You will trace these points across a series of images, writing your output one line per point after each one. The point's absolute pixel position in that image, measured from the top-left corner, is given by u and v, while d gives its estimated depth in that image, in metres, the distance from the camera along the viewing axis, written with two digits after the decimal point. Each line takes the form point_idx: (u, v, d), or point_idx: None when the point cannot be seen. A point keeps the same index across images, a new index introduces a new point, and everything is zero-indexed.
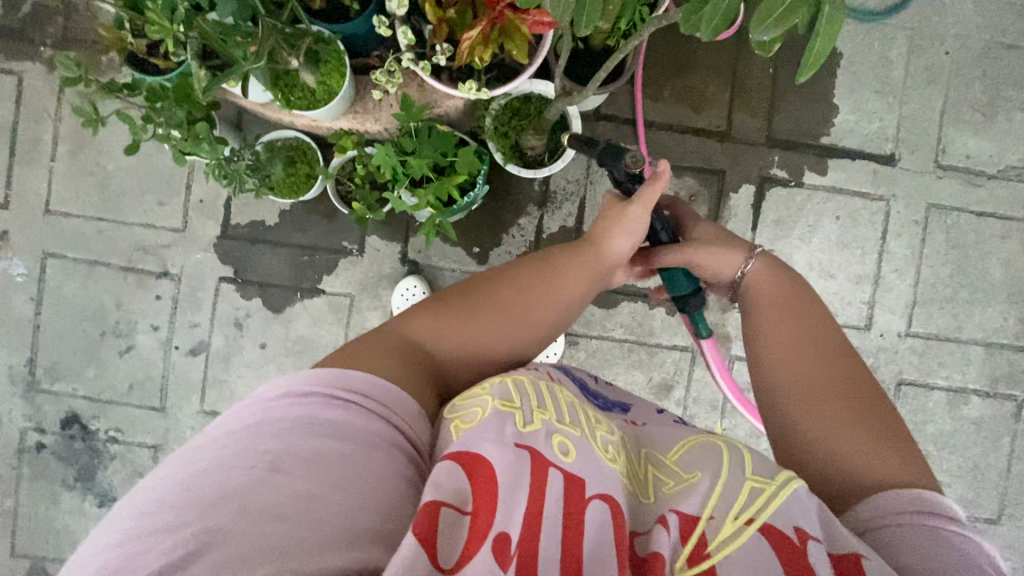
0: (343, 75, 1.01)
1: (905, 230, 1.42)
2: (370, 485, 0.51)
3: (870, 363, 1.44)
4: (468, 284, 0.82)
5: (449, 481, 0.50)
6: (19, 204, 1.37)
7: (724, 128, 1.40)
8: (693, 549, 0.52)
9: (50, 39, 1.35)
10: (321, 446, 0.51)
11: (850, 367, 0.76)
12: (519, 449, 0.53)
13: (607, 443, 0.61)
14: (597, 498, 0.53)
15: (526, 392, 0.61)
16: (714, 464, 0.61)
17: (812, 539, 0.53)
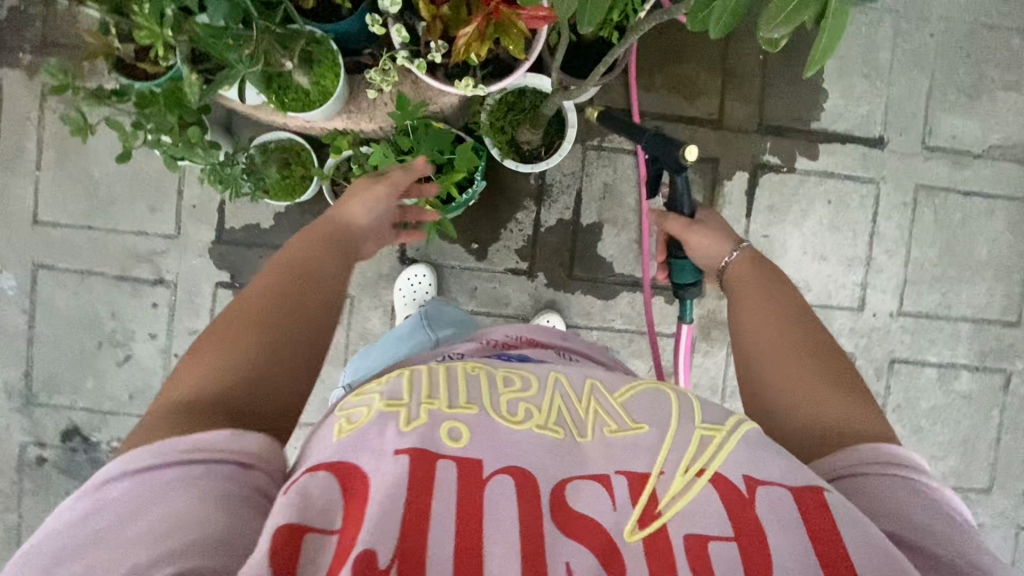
0: (336, 75, 1.01)
1: (895, 212, 1.45)
2: (204, 492, 0.48)
3: (864, 343, 1.47)
4: (227, 321, 0.67)
5: (321, 495, 0.48)
6: (6, 215, 1.34)
7: (716, 117, 1.41)
8: (646, 508, 0.50)
9: (29, 44, 1.32)
10: (126, 487, 0.48)
11: (806, 331, 0.77)
12: (400, 454, 0.49)
13: (517, 406, 0.56)
14: (501, 479, 0.50)
15: (420, 380, 0.57)
16: (663, 414, 0.57)
17: (763, 488, 0.52)
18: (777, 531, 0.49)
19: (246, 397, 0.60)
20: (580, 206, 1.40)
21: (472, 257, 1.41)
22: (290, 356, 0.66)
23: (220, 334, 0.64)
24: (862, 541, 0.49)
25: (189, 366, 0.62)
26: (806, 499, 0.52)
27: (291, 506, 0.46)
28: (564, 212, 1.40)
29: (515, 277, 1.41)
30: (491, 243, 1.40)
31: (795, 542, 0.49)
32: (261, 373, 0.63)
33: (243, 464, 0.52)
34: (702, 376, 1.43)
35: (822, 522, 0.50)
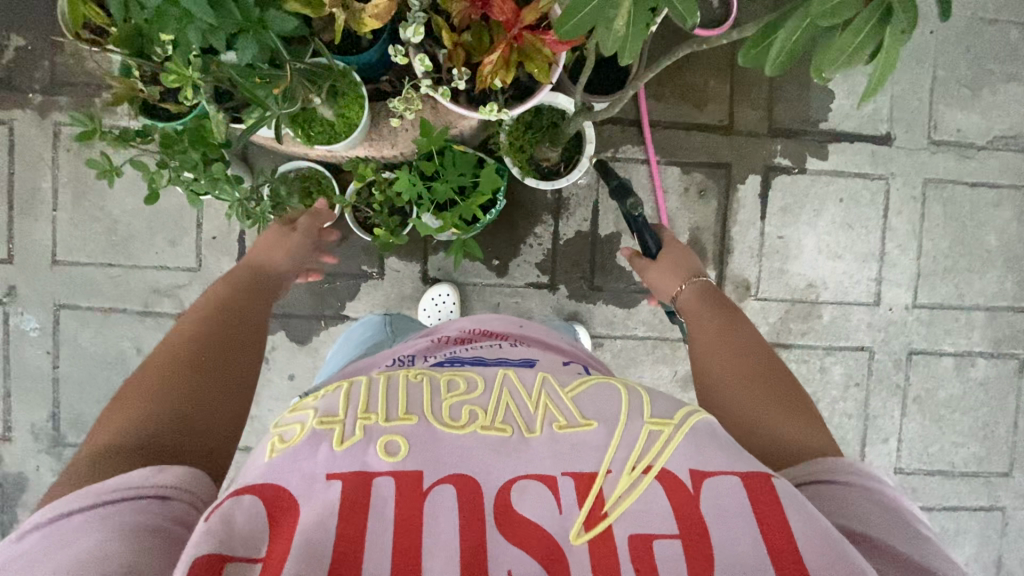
0: (361, 104, 1.02)
1: (905, 206, 1.47)
2: (106, 534, 0.48)
3: (882, 336, 1.49)
4: (156, 370, 0.69)
5: (247, 522, 0.49)
6: (24, 257, 1.34)
7: (727, 122, 1.43)
8: (591, 510, 0.51)
9: (38, 84, 1.31)
10: (37, 539, 0.48)
11: (759, 354, 0.81)
12: (332, 480, 0.51)
13: (461, 411, 0.58)
14: (442, 489, 0.52)
15: (358, 395, 0.59)
16: (612, 409, 0.58)
17: (706, 480, 0.53)
18: (721, 525, 0.50)
19: (175, 434, 0.62)
20: (598, 217, 1.41)
21: (493, 274, 1.42)
22: (220, 389, 0.69)
23: (148, 379, 0.67)
24: (807, 528, 0.51)
25: (115, 412, 0.63)
26: (752, 485, 0.53)
27: (212, 538, 0.47)
28: (581, 224, 1.41)
29: (536, 290, 1.42)
30: (511, 259, 1.41)
31: (735, 532, 0.50)
32: (192, 408, 0.65)
33: (161, 497, 0.53)
34: None
35: (766, 510, 0.51)
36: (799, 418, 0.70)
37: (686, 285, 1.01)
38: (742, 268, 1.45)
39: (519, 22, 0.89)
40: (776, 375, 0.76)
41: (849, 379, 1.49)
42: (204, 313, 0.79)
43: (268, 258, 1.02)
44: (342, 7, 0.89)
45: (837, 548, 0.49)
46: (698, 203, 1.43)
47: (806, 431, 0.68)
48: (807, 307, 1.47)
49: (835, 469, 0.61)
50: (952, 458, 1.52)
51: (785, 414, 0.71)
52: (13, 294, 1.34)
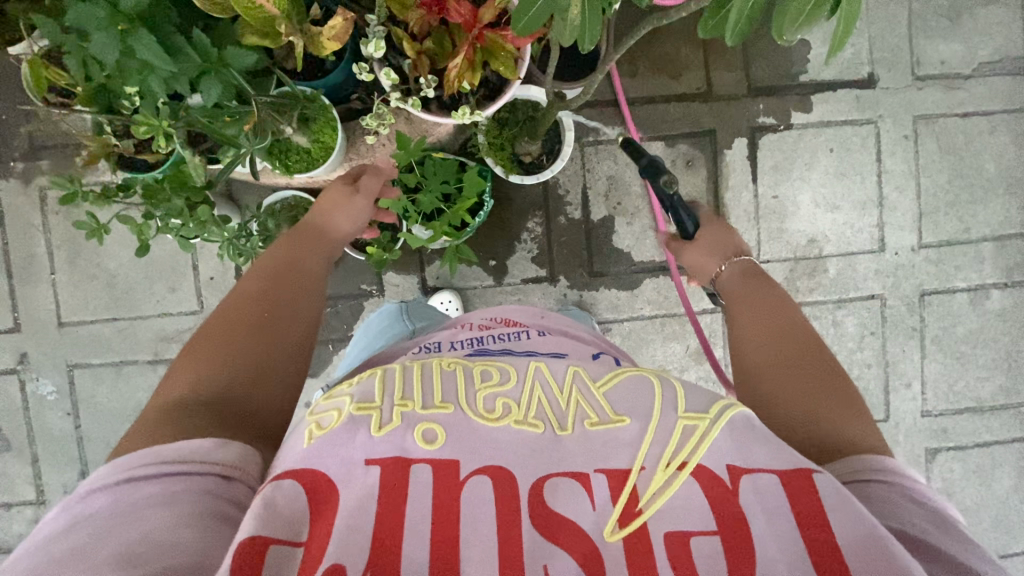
0: (333, 128, 1.01)
1: (898, 147, 1.45)
2: (174, 514, 0.50)
3: (892, 282, 1.47)
4: (220, 322, 0.74)
5: (288, 505, 0.50)
6: (31, 324, 1.35)
7: (705, 89, 1.40)
8: (625, 508, 0.52)
9: (18, 151, 1.33)
10: (112, 502, 0.51)
11: (810, 347, 0.76)
12: (371, 466, 0.53)
13: (494, 403, 0.59)
14: (478, 481, 0.53)
15: (392, 382, 0.60)
16: (645, 405, 0.59)
17: (745, 476, 0.53)
18: (760, 520, 0.50)
19: (242, 397, 0.67)
20: (589, 203, 1.40)
21: (491, 274, 1.42)
22: (277, 347, 0.73)
23: (219, 338, 0.71)
24: (849, 524, 0.49)
25: (189, 366, 0.68)
26: (791, 482, 0.53)
27: (258, 518, 0.48)
28: (573, 211, 1.40)
29: (537, 285, 1.42)
30: (508, 257, 1.41)
31: (774, 525, 0.50)
32: (251, 373, 0.69)
33: (225, 477, 0.56)
34: None
35: (807, 504, 0.51)
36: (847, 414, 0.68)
37: (726, 265, 0.95)
38: (741, 233, 1.43)
39: (478, 22, 0.88)
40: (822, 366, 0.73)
41: (864, 329, 1.47)
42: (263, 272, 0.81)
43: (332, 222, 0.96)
44: (300, 33, 0.88)
45: (880, 544, 0.47)
46: (688, 174, 1.41)
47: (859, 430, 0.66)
48: (812, 263, 1.44)
49: (876, 469, 0.59)
50: (979, 394, 1.50)
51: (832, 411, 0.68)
52: (27, 361, 1.36)
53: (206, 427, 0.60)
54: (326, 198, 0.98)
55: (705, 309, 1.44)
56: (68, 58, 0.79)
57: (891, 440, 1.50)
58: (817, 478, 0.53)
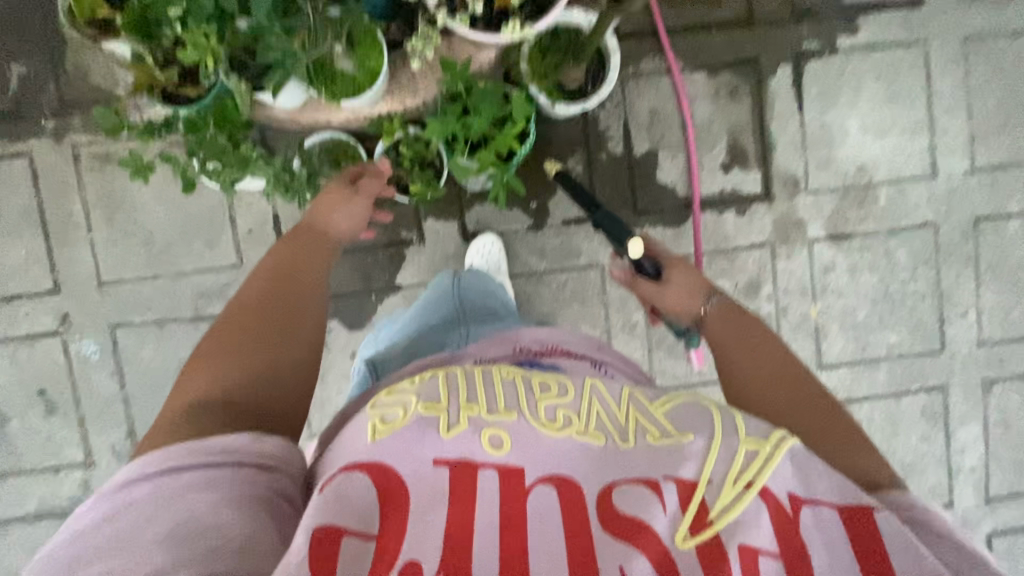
0: (379, 50, 0.98)
1: (947, 68, 1.40)
2: (220, 495, 0.55)
3: (945, 209, 1.42)
4: (233, 314, 0.76)
5: (360, 496, 0.54)
6: (70, 284, 1.34)
7: (746, 15, 1.36)
8: (695, 517, 0.53)
9: (48, 109, 1.30)
10: (154, 487, 0.55)
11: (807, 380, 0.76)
12: (438, 466, 0.55)
13: (555, 413, 0.61)
14: (543, 487, 0.55)
15: (457, 386, 0.63)
16: (704, 424, 0.60)
17: (807, 506, 0.54)
18: (823, 552, 0.51)
19: (259, 390, 0.70)
20: (631, 136, 1.36)
21: (533, 217, 1.38)
22: (290, 336, 0.75)
23: (229, 338, 0.73)
24: (913, 566, 0.50)
25: (203, 366, 0.70)
26: (854, 515, 0.54)
27: (331, 508, 0.52)
28: (615, 147, 1.36)
29: (580, 225, 1.38)
30: (550, 198, 1.37)
31: (838, 557, 0.51)
32: (264, 363, 0.72)
33: (263, 466, 0.60)
34: (790, 280, 1.41)
35: (869, 543, 0.52)
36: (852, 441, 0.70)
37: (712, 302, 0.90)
38: (788, 163, 1.39)
39: None
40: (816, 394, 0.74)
41: (917, 259, 1.43)
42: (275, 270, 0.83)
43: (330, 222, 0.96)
44: None
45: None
46: (731, 105, 1.37)
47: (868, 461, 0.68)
48: (862, 192, 1.40)
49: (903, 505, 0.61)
50: None
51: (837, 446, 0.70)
52: (68, 321, 1.34)
53: (228, 427, 0.64)
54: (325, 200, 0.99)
55: (754, 243, 1.40)
56: None
57: (946, 372, 1.46)
58: (874, 515, 0.54)
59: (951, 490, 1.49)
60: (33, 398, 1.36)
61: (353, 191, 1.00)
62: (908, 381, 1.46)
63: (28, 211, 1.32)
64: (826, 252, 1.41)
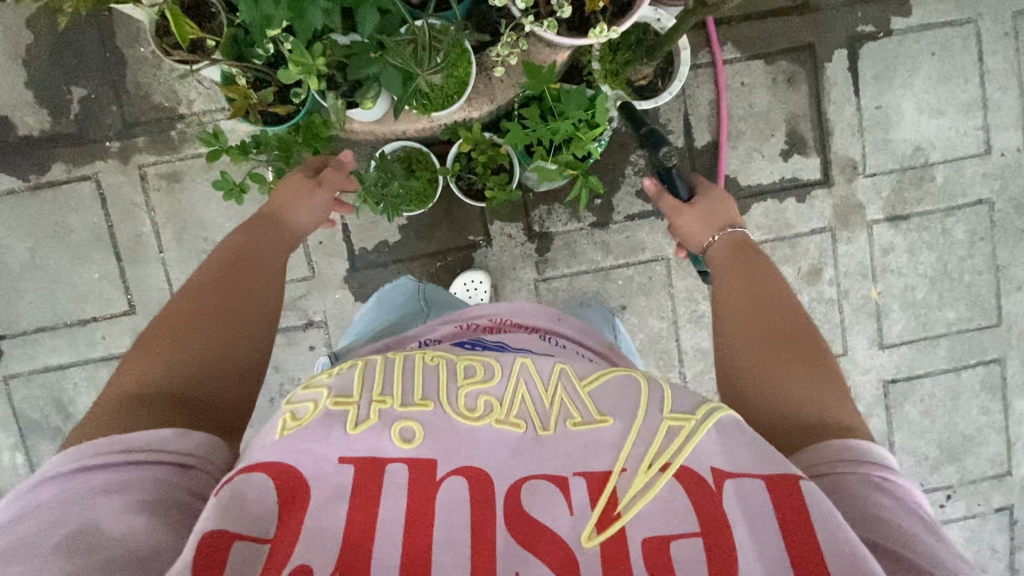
0: (468, 59, 0.99)
1: (999, 45, 1.41)
2: (124, 502, 0.51)
3: (999, 185, 1.44)
4: (179, 305, 0.72)
5: (257, 501, 0.49)
6: (145, 304, 1.35)
7: (801, 1, 1.36)
8: (604, 511, 0.49)
9: (111, 130, 1.30)
10: (57, 490, 0.51)
11: (797, 325, 0.77)
12: (344, 463, 0.51)
13: (476, 401, 0.56)
14: (455, 481, 0.51)
15: (373, 375, 0.57)
16: (631, 404, 0.56)
17: (730, 479, 0.51)
18: (744, 530, 0.49)
19: (202, 389, 0.66)
20: (691, 129, 1.38)
21: (596, 213, 1.39)
22: (238, 331, 0.73)
23: (170, 326, 0.70)
24: (832, 538, 0.47)
25: (141, 354, 0.67)
26: (778, 491, 0.51)
27: (221, 513, 0.48)
28: (675, 140, 1.38)
29: (644, 220, 1.40)
30: (613, 194, 1.38)
31: (760, 535, 0.48)
32: (214, 360, 0.69)
33: (182, 465, 0.56)
34: (850, 262, 1.44)
35: (791, 511, 0.49)
36: (831, 392, 0.69)
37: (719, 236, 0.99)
38: (846, 147, 1.40)
39: None
40: (798, 337, 0.76)
41: (974, 236, 1.45)
42: (226, 257, 0.81)
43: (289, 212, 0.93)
44: None
45: (862, 564, 0.46)
46: (790, 92, 1.38)
47: (836, 409, 0.67)
48: (919, 172, 1.42)
49: (825, 459, 0.60)
50: None
51: (809, 385, 0.70)
52: None
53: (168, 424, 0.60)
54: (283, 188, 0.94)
55: (815, 229, 1.42)
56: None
57: (1004, 344, 1.49)
58: (803, 485, 0.51)
59: (1010, 458, 1.53)
60: None
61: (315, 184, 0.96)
62: (967, 355, 1.49)
63: (98, 234, 1.32)
64: (886, 234, 1.44)
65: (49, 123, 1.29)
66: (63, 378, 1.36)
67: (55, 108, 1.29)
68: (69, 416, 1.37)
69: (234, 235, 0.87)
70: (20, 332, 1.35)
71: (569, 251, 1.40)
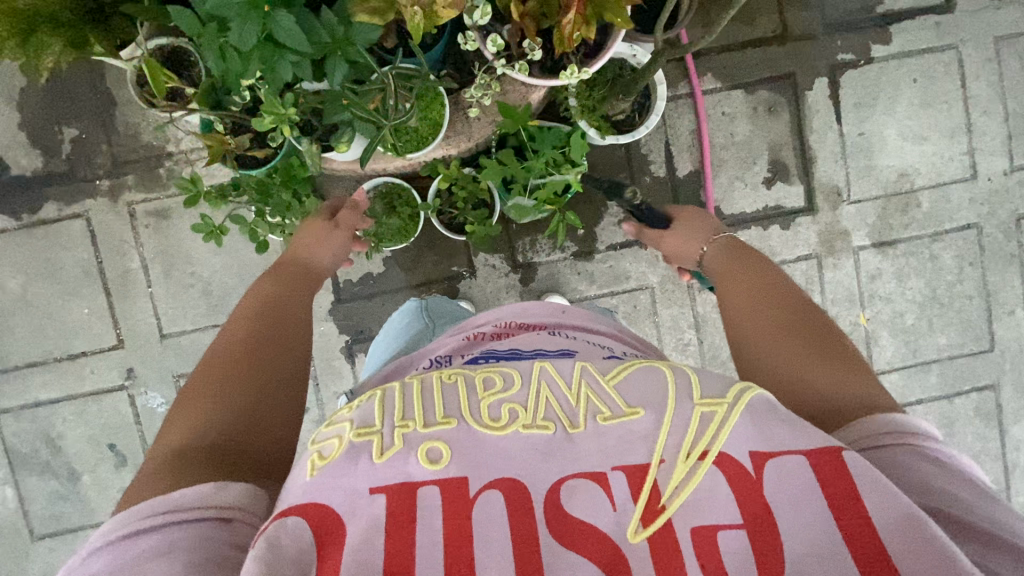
0: (440, 102, 1.01)
1: (982, 70, 1.40)
2: (172, 565, 0.46)
3: (987, 210, 1.43)
4: (212, 360, 0.70)
5: (294, 545, 0.44)
6: (133, 338, 1.36)
7: (781, 31, 1.37)
8: (647, 504, 0.46)
9: (101, 169, 1.33)
10: (107, 558, 0.47)
11: (807, 309, 0.76)
12: (376, 494, 0.46)
13: (500, 410, 0.51)
14: (491, 498, 0.46)
15: (393, 400, 0.52)
16: (658, 394, 0.51)
17: (770, 461, 0.47)
18: (790, 511, 0.45)
19: (244, 441, 0.63)
20: (673, 158, 1.38)
21: (580, 243, 1.39)
22: (276, 377, 0.71)
23: (207, 381, 0.67)
24: (884, 506, 0.44)
25: (184, 411, 0.64)
26: (821, 463, 0.47)
27: (260, 562, 0.42)
28: (658, 169, 1.38)
29: (628, 249, 1.40)
30: (597, 225, 1.39)
31: (807, 513, 0.45)
32: (252, 408, 0.66)
33: (224, 519, 0.51)
34: (837, 289, 1.43)
35: (840, 487, 0.45)
36: (854, 369, 0.66)
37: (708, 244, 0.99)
38: (829, 175, 1.40)
39: None
40: (812, 321, 0.74)
41: (962, 261, 1.44)
42: (257, 304, 0.81)
43: (311, 254, 0.97)
44: (417, 5, 0.80)
45: (918, 529, 0.42)
46: (771, 120, 1.38)
47: (861, 380, 0.64)
48: (904, 198, 1.42)
49: (877, 431, 0.56)
50: None
51: (831, 364, 0.67)
52: (133, 376, 1.37)
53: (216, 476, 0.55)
54: (303, 232, 0.98)
55: (800, 256, 1.42)
56: (206, 53, 0.77)
57: (997, 370, 1.47)
58: (847, 455, 0.47)
59: (1008, 486, 1.50)
60: (103, 453, 1.39)
61: (330, 225, 1.00)
62: (959, 382, 1.47)
63: (87, 270, 1.35)
64: (872, 260, 1.43)
65: (41, 162, 1.32)
66: (53, 413, 1.37)
67: (47, 148, 1.32)
68: (59, 451, 1.38)
69: (259, 284, 0.87)
70: (12, 367, 1.37)
71: (554, 281, 1.40)
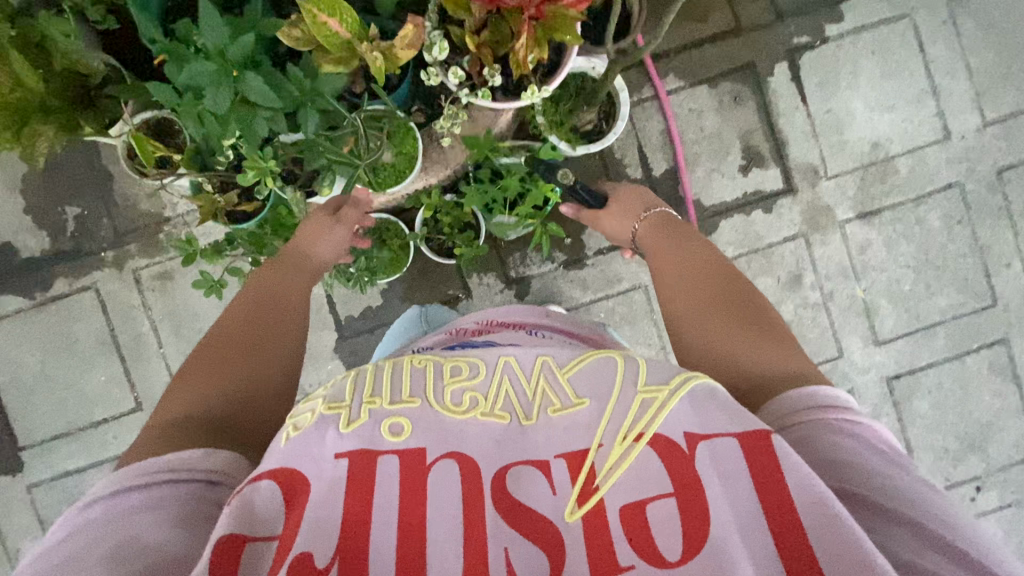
0: (412, 136, 1.05)
1: (938, 34, 1.43)
2: (164, 517, 0.50)
3: (966, 167, 1.44)
4: (211, 342, 0.76)
5: (266, 505, 0.49)
6: (150, 399, 1.41)
7: (734, 24, 1.41)
8: (583, 484, 0.49)
9: (105, 242, 1.39)
10: (100, 510, 0.51)
11: (733, 286, 0.81)
12: (340, 458, 0.51)
13: (461, 396, 0.56)
14: (446, 465, 0.51)
15: (365, 380, 0.58)
16: (605, 384, 0.55)
17: (703, 442, 0.51)
18: (716, 483, 0.49)
19: (233, 416, 0.67)
20: (647, 158, 1.42)
21: (567, 251, 1.43)
22: (268, 360, 0.76)
23: (204, 362, 0.73)
24: (802, 481, 0.47)
25: (181, 388, 0.69)
26: (750, 444, 0.50)
27: (235, 517, 0.47)
28: (634, 171, 1.42)
29: (616, 251, 1.42)
30: (582, 232, 1.42)
31: (732, 486, 0.48)
32: (242, 388, 0.71)
33: (211, 481, 0.56)
34: (830, 264, 1.44)
35: (762, 465, 0.49)
36: (779, 345, 0.72)
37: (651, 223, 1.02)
38: (804, 154, 1.43)
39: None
40: (740, 298, 0.78)
41: (950, 220, 1.45)
42: (253, 295, 0.84)
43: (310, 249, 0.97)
44: (376, 50, 0.85)
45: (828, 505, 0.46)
46: (737, 110, 1.42)
47: (787, 356, 0.69)
48: (882, 167, 1.43)
49: (796, 408, 0.60)
50: None
51: (759, 343, 0.71)
52: None
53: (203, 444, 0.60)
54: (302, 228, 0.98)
55: (787, 237, 1.43)
56: (187, 120, 0.83)
57: (1005, 324, 1.46)
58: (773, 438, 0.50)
59: None
60: None
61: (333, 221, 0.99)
62: (968, 341, 1.46)
63: (101, 339, 1.40)
64: (860, 232, 1.44)
65: (48, 243, 1.39)
66: (81, 481, 1.41)
67: (53, 229, 1.39)
68: None
69: (255, 278, 0.88)
70: (39, 442, 1.42)
71: (547, 292, 1.43)
